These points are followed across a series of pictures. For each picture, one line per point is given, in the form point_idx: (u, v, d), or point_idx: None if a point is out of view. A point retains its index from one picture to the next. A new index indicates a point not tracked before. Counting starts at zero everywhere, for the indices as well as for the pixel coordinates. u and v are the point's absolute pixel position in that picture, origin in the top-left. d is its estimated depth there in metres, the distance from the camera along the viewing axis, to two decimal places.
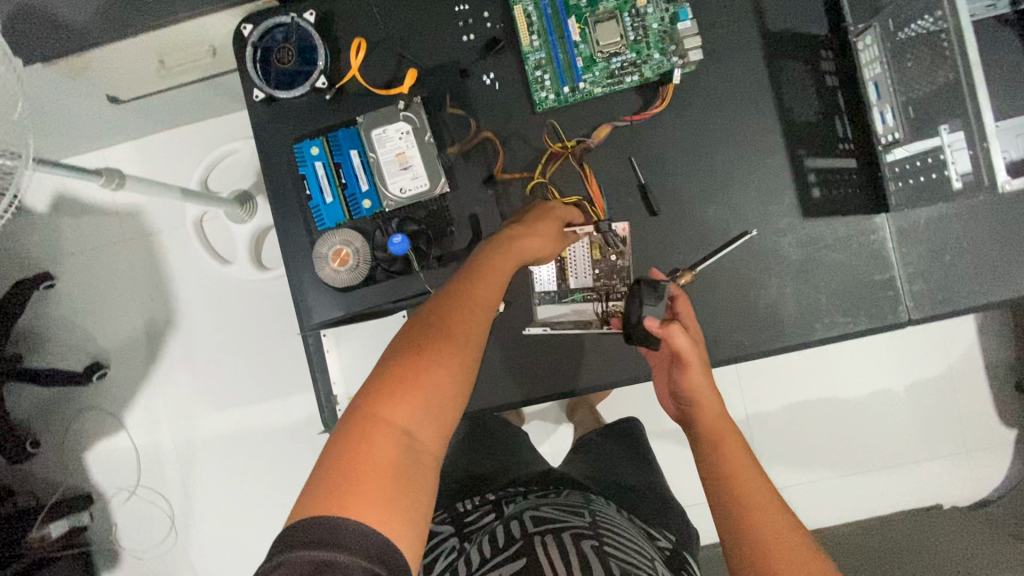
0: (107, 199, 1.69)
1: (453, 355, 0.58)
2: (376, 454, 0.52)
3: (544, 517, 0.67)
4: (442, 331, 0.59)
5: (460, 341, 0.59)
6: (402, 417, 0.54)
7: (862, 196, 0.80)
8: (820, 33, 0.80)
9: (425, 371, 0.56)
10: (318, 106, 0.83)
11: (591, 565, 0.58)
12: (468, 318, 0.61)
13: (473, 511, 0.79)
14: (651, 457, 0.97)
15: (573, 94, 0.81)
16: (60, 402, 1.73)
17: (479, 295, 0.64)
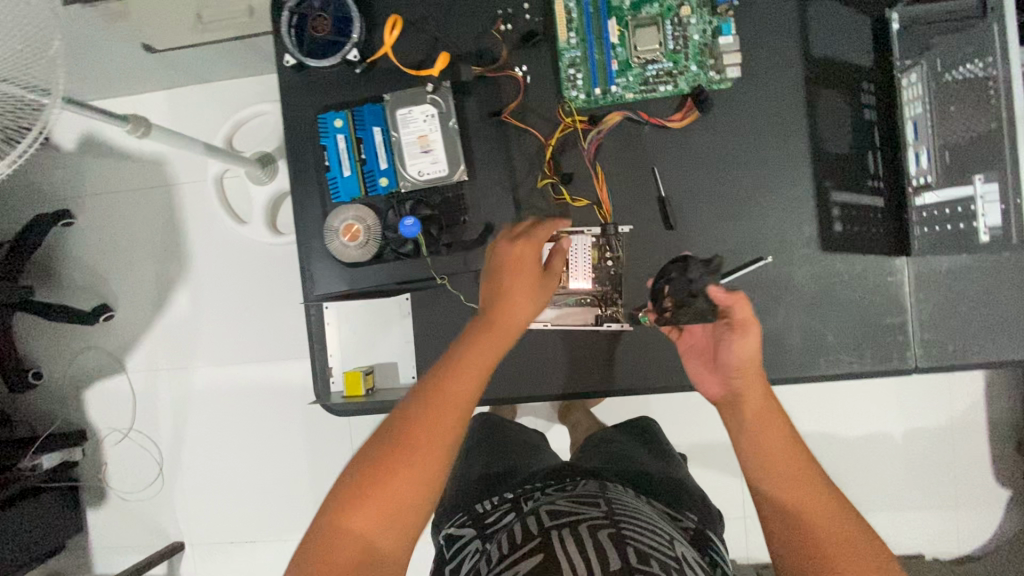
0: (133, 145, 1.70)
1: (426, 456, 0.57)
2: (339, 560, 0.53)
3: (558, 510, 0.68)
4: (417, 427, 0.58)
5: (427, 437, 0.58)
6: (361, 526, 0.54)
7: (884, 236, 0.78)
8: (865, 64, 0.78)
9: (394, 476, 0.56)
10: (347, 79, 0.83)
11: (607, 554, 0.58)
12: (450, 403, 0.59)
13: (493, 511, 0.79)
14: (664, 438, 0.97)
15: (603, 97, 0.80)
16: (65, 338, 1.76)
17: (454, 382, 0.61)
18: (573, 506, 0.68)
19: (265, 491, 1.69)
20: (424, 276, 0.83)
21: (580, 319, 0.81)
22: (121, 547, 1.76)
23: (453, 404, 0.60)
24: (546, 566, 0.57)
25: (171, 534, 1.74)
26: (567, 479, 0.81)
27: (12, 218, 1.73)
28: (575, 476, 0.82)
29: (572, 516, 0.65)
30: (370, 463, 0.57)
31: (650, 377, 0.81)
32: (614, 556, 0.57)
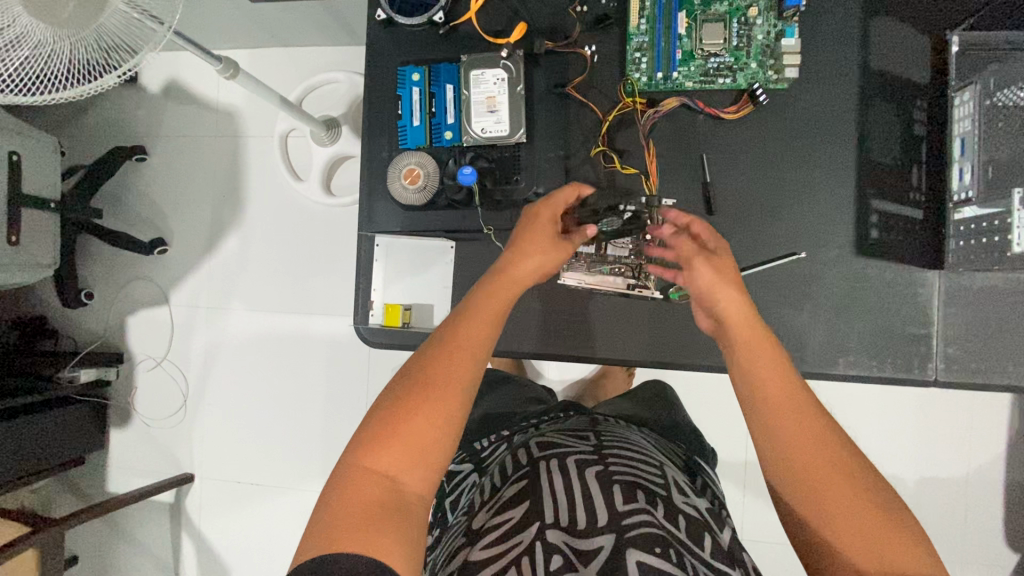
0: (212, 95, 1.82)
1: (440, 397, 0.62)
2: (366, 494, 0.57)
3: (548, 443, 0.69)
4: (432, 372, 0.64)
5: (441, 387, 0.63)
6: (386, 465, 0.59)
7: (919, 247, 0.80)
8: (920, 81, 0.81)
9: (414, 416, 0.61)
10: (430, 40, 0.91)
11: (591, 495, 0.60)
12: (462, 349, 0.66)
13: (489, 447, 0.83)
14: (673, 401, 1.04)
15: (664, 82, 0.85)
16: (120, 264, 1.88)
17: (468, 341, 0.66)
18: (563, 440, 0.70)
19: (279, 435, 1.76)
20: (473, 226, 0.88)
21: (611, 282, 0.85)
22: (136, 470, 1.85)
23: (465, 350, 0.66)
24: (533, 499, 0.60)
25: (184, 464, 1.82)
26: (560, 417, 0.84)
27: (91, 148, 1.86)
28: (569, 413, 0.86)
29: (561, 447, 0.68)
30: (388, 407, 0.62)
31: (668, 350, 0.86)
32: (599, 499, 0.59)
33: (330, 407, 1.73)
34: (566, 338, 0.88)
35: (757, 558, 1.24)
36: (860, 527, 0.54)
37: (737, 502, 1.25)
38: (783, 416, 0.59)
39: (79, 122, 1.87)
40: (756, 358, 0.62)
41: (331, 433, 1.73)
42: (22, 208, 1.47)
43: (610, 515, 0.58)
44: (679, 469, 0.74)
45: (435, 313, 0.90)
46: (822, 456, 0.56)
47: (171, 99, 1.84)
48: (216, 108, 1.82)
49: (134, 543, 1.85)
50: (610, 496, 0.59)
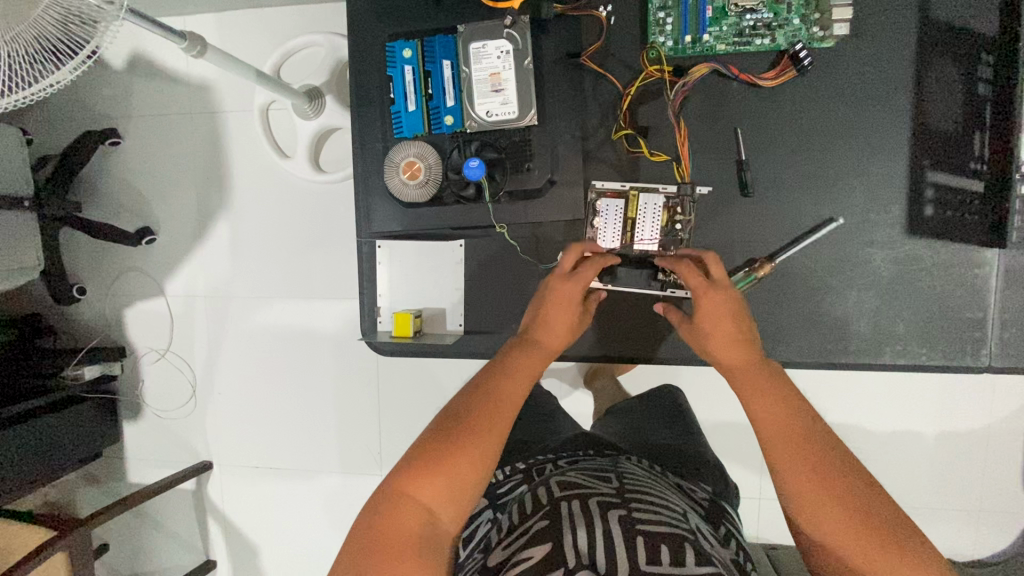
0: (182, 67, 1.67)
1: (486, 445, 0.60)
2: (403, 526, 0.55)
3: (570, 482, 0.66)
4: (480, 415, 0.62)
5: (487, 428, 0.61)
6: (425, 496, 0.57)
7: (978, 223, 0.72)
8: (987, 31, 0.70)
9: (460, 459, 0.58)
10: (421, 7, 0.79)
11: (613, 535, 0.55)
12: (507, 397, 0.64)
13: (505, 481, 0.79)
14: (693, 424, 1.00)
15: (692, 46, 0.74)
16: (108, 256, 1.80)
17: (509, 388, 0.65)
18: (584, 480, 0.66)
19: (292, 424, 1.74)
20: (482, 222, 0.80)
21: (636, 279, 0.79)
22: (154, 461, 1.85)
23: (508, 401, 0.64)
24: (551, 537, 0.56)
25: (201, 453, 1.82)
26: (579, 451, 0.81)
27: (57, 134, 1.73)
28: (591, 450, 0.81)
29: (584, 489, 0.64)
30: (433, 444, 0.59)
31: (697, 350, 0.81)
32: (619, 539, 0.55)
33: (341, 394, 1.69)
34: (591, 336, 0.84)
35: (777, 522, 1.18)
36: (843, 531, 0.53)
37: (758, 467, 1.17)
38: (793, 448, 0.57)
39: (40, 105, 1.72)
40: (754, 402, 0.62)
41: (344, 420, 1.70)
42: None
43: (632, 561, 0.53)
44: (699, 515, 0.70)
45: (448, 316, 0.85)
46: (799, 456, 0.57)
47: (138, 74, 1.69)
48: (187, 83, 1.67)
49: (163, 529, 1.88)
50: (633, 537, 0.55)
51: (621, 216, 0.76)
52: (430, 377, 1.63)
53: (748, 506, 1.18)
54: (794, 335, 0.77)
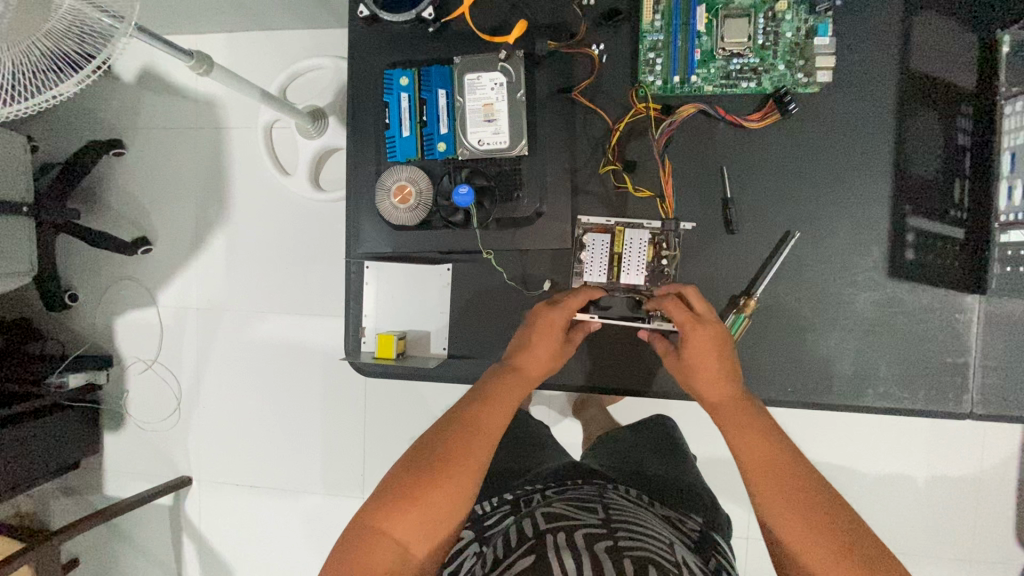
0: (191, 83, 1.70)
1: (466, 475, 0.59)
2: (377, 561, 0.55)
3: (556, 513, 0.63)
4: (458, 446, 0.61)
5: (465, 458, 0.60)
6: (399, 530, 0.56)
7: (957, 269, 0.73)
8: (966, 84, 0.72)
9: (436, 492, 0.58)
10: (420, 38, 0.82)
11: (602, 562, 0.53)
12: (490, 426, 0.64)
13: (491, 513, 0.77)
14: (687, 454, 0.97)
15: (681, 86, 0.76)
16: (104, 264, 1.80)
17: (489, 416, 0.64)
18: (571, 511, 0.64)
19: (275, 442, 1.72)
20: (470, 248, 0.81)
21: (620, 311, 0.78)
22: (132, 473, 1.82)
23: (490, 431, 0.64)
24: (537, 569, 0.53)
25: (180, 467, 1.79)
26: (566, 483, 0.79)
27: (62, 142, 1.75)
28: (578, 482, 0.79)
29: (569, 521, 0.61)
30: (411, 474, 0.58)
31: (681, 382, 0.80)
32: (610, 566, 0.52)
33: (328, 412, 1.68)
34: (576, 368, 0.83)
35: (762, 564, 1.15)
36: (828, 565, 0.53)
37: (744, 505, 1.15)
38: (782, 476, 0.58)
39: (49, 114, 1.75)
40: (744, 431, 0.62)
41: (328, 439, 1.68)
42: None
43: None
44: (688, 548, 0.67)
45: (431, 341, 0.85)
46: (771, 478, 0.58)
47: (147, 89, 1.72)
48: (194, 99, 1.71)
49: (135, 546, 1.83)
50: (623, 568, 0.53)
51: (608, 249, 0.78)
52: (418, 399, 1.61)
53: (735, 546, 1.15)
54: (776, 371, 0.77)
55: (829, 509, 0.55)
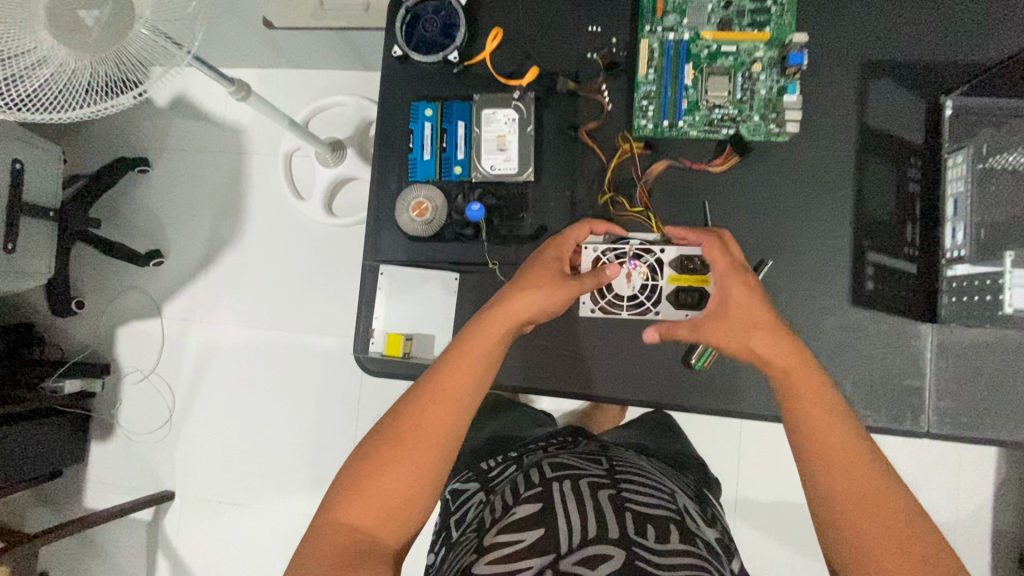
0: (220, 111, 1.82)
1: (424, 451, 0.66)
2: (341, 540, 0.62)
3: (561, 462, 0.75)
4: (411, 419, 0.68)
5: (419, 430, 0.67)
6: (356, 511, 0.63)
7: (912, 300, 0.82)
8: (914, 141, 0.84)
9: (387, 469, 0.65)
10: (444, 76, 0.93)
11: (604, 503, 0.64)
12: (445, 399, 0.69)
13: (499, 469, 0.88)
14: (680, 434, 1.09)
15: (670, 129, 0.87)
16: (114, 275, 1.86)
17: (448, 380, 0.70)
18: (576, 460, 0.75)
19: (264, 458, 1.73)
20: (477, 259, 0.90)
21: (633, 286, 0.86)
22: (114, 485, 1.80)
23: (450, 402, 0.69)
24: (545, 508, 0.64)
25: (165, 480, 1.78)
26: (565, 441, 0.90)
27: (90, 157, 1.85)
28: (579, 440, 0.91)
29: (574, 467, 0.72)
30: (369, 460, 0.66)
31: (665, 390, 0.87)
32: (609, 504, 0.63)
33: (321, 429, 1.70)
34: (568, 376, 0.90)
35: None
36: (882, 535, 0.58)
37: None
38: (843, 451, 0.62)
39: (81, 130, 1.85)
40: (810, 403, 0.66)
41: (319, 456, 1.69)
42: (21, 215, 1.46)
43: (625, 534, 0.59)
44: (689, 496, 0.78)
45: (437, 345, 0.92)
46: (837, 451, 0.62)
47: (178, 114, 1.84)
48: (221, 124, 1.83)
49: (107, 562, 1.78)
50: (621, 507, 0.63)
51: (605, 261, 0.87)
52: None
53: None
54: (749, 390, 0.86)
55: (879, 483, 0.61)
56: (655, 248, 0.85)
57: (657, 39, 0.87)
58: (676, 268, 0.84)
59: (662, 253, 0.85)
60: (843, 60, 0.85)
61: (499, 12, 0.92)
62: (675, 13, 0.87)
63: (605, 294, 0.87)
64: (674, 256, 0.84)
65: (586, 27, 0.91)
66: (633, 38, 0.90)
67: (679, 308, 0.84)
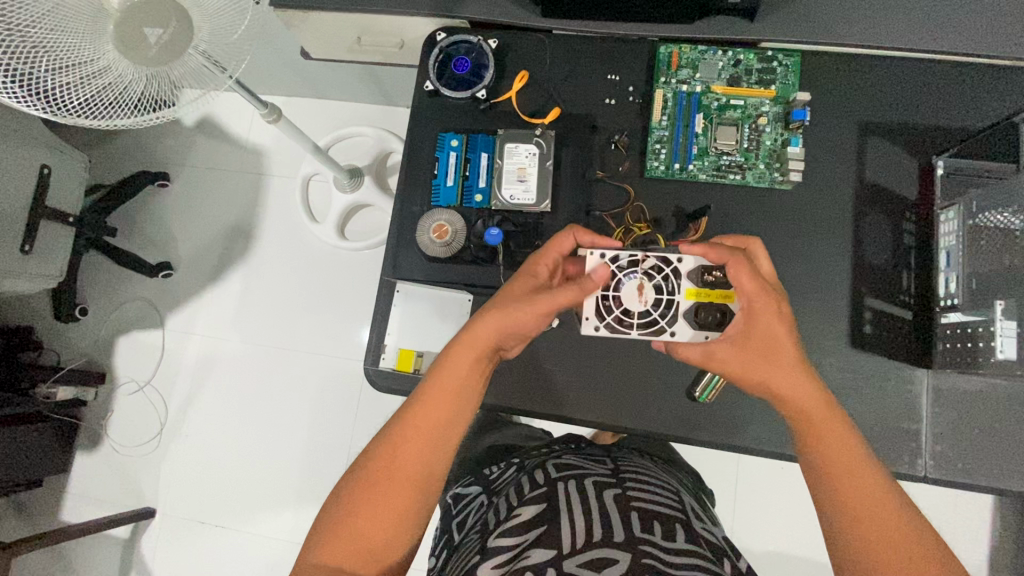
0: (243, 132, 1.85)
1: (400, 488, 0.69)
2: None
3: (567, 467, 0.90)
4: (387, 458, 0.70)
5: (396, 467, 0.69)
6: (340, 553, 0.66)
7: (908, 345, 0.86)
8: (908, 196, 0.89)
9: (368, 511, 0.67)
10: (471, 111, 0.99)
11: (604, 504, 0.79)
12: (416, 436, 0.71)
13: (504, 470, 1.03)
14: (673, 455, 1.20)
15: (680, 172, 0.93)
16: (117, 284, 1.83)
17: (421, 416, 0.72)
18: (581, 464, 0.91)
19: (253, 478, 1.68)
20: (492, 282, 0.94)
21: (645, 301, 0.78)
22: (94, 499, 1.73)
23: (422, 436, 0.71)
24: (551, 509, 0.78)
25: (147, 497, 1.71)
26: (564, 446, 1.06)
27: (109, 168, 1.87)
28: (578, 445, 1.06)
29: (579, 472, 0.88)
30: (346, 503, 0.68)
31: (669, 420, 0.90)
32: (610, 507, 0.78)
33: (313, 451, 1.67)
34: (574, 401, 0.93)
35: None
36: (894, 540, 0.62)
37: None
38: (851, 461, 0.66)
39: (105, 142, 1.89)
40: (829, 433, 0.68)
41: (310, 479, 1.66)
42: (42, 219, 1.47)
43: (627, 540, 0.71)
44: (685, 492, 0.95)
45: None
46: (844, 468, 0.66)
47: (202, 134, 1.87)
48: (244, 145, 1.85)
49: None
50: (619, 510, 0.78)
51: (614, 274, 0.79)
52: None
53: None
54: (751, 423, 0.89)
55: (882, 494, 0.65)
56: (672, 257, 0.78)
57: (671, 90, 0.94)
58: (695, 282, 0.78)
59: (679, 263, 0.78)
60: (842, 120, 0.91)
61: (526, 56, 0.99)
62: (688, 67, 0.94)
63: (613, 311, 0.78)
64: (693, 267, 0.77)
65: (606, 74, 0.97)
66: (648, 87, 0.96)
67: (698, 328, 0.77)
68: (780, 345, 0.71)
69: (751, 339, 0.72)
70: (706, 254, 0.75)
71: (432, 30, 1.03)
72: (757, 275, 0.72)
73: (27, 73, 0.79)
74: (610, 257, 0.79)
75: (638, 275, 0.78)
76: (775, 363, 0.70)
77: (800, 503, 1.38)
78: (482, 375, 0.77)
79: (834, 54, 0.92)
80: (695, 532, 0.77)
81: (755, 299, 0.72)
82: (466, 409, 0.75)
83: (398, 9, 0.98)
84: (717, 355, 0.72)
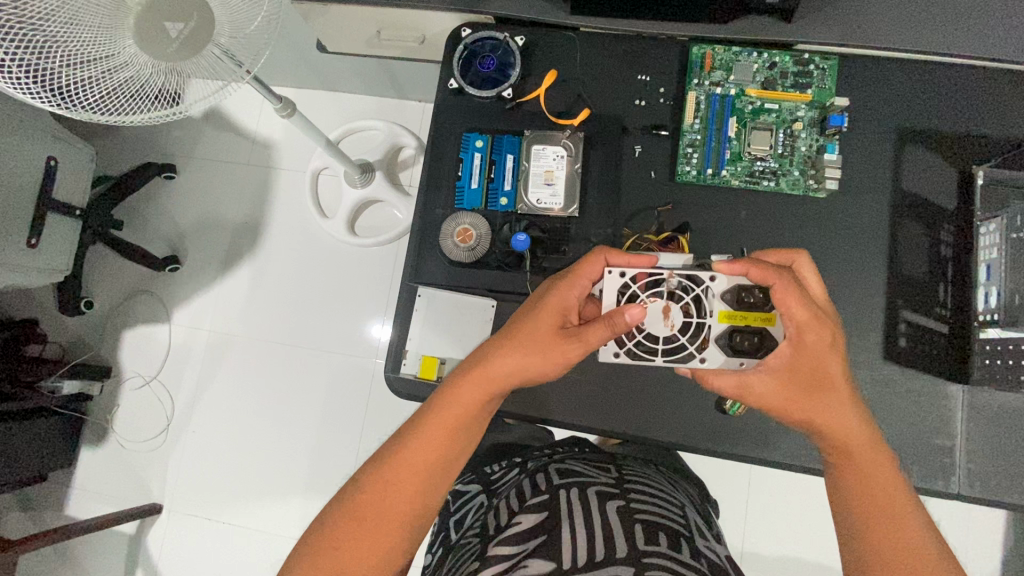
0: (252, 124, 1.81)
1: (388, 526, 0.67)
2: None
3: (569, 472, 0.89)
4: (375, 492, 0.67)
5: (385, 506, 0.67)
6: None
7: (943, 360, 0.85)
8: (947, 206, 0.87)
9: (352, 547, 0.65)
10: (496, 111, 0.96)
11: (608, 513, 0.77)
12: (411, 471, 0.68)
13: (500, 472, 1.03)
14: (682, 463, 1.19)
15: (712, 177, 0.90)
16: (120, 276, 1.78)
17: (414, 454, 0.69)
18: (587, 471, 0.90)
19: (258, 474, 1.66)
20: (517, 288, 0.92)
21: (671, 325, 0.74)
22: (100, 494, 1.71)
23: (415, 472, 0.69)
24: (550, 519, 0.77)
25: (154, 493, 1.69)
26: (571, 448, 1.05)
27: (115, 159, 1.83)
28: (584, 449, 1.05)
29: (585, 479, 0.87)
30: (333, 530, 0.66)
31: (694, 429, 0.89)
32: (613, 517, 0.77)
33: (318, 452, 1.65)
34: (593, 410, 0.91)
35: None
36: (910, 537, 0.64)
37: None
38: (871, 472, 0.67)
39: (112, 132, 1.85)
40: (846, 424, 0.68)
41: (315, 479, 1.64)
42: (49, 211, 1.43)
43: (631, 555, 0.69)
44: (694, 510, 0.94)
45: None
46: (859, 480, 0.67)
47: (209, 125, 1.83)
48: (254, 138, 1.80)
49: None
50: (621, 521, 0.76)
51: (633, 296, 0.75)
52: None
53: None
54: (781, 437, 0.88)
55: (897, 513, 0.65)
56: (704, 276, 0.74)
57: (704, 91, 0.91)
58: (730, 304, 0.74)
59: (711, 282, 0.74)
60: (880, 127, 0.89)
61: (554, 54, 0.96)
62: (722, 69, 0.91)
63: (634, 336, 0.74)
64: (727, 287, 0.74)
65: (636, 74, 0.94)
66: (680, 88, 0.93)
67: (733, 355, 0.73)
68: (828, 376, 0.68)
69: (797, 371, 0.69)
70: (748, 272, 0.71)
71: (456, 25, 1.00)
72: (808, 300, 0.68)
73: (42, 68, 0.75)
74: (630, 276, 0.75)
75: (661, 297, 0.75)
76: (823, 398, 0.68)
77: (814, 511, 1.38)
78: (486, 410, 0.73)
79: (874, 59, 0.90)
80: (698, 549, 0.76)
81: (805, 327, 0.68)
82: (467, 446, 0.72)
83: (424, 4, 0.95)
84: (753, 386, 0.69)
